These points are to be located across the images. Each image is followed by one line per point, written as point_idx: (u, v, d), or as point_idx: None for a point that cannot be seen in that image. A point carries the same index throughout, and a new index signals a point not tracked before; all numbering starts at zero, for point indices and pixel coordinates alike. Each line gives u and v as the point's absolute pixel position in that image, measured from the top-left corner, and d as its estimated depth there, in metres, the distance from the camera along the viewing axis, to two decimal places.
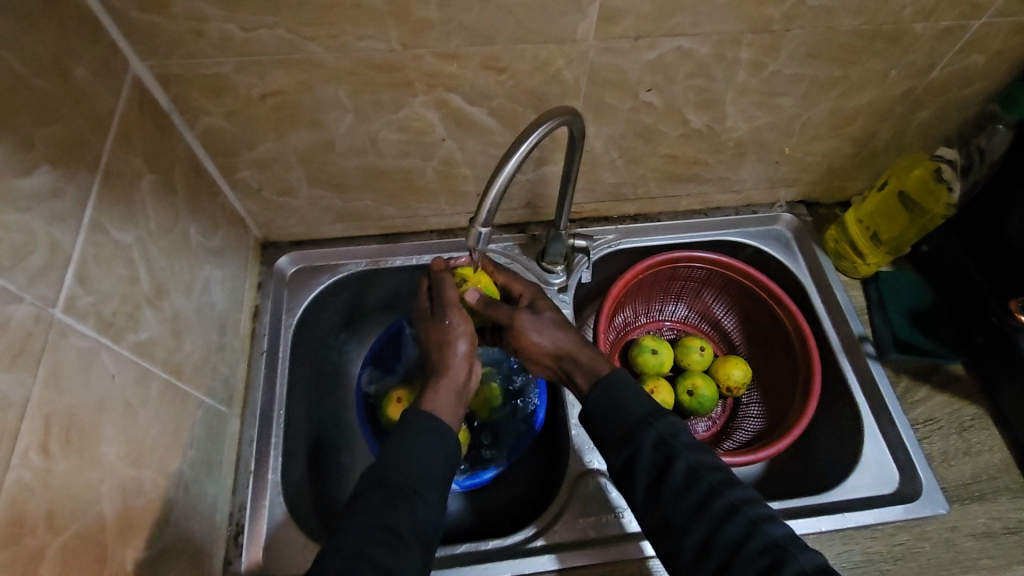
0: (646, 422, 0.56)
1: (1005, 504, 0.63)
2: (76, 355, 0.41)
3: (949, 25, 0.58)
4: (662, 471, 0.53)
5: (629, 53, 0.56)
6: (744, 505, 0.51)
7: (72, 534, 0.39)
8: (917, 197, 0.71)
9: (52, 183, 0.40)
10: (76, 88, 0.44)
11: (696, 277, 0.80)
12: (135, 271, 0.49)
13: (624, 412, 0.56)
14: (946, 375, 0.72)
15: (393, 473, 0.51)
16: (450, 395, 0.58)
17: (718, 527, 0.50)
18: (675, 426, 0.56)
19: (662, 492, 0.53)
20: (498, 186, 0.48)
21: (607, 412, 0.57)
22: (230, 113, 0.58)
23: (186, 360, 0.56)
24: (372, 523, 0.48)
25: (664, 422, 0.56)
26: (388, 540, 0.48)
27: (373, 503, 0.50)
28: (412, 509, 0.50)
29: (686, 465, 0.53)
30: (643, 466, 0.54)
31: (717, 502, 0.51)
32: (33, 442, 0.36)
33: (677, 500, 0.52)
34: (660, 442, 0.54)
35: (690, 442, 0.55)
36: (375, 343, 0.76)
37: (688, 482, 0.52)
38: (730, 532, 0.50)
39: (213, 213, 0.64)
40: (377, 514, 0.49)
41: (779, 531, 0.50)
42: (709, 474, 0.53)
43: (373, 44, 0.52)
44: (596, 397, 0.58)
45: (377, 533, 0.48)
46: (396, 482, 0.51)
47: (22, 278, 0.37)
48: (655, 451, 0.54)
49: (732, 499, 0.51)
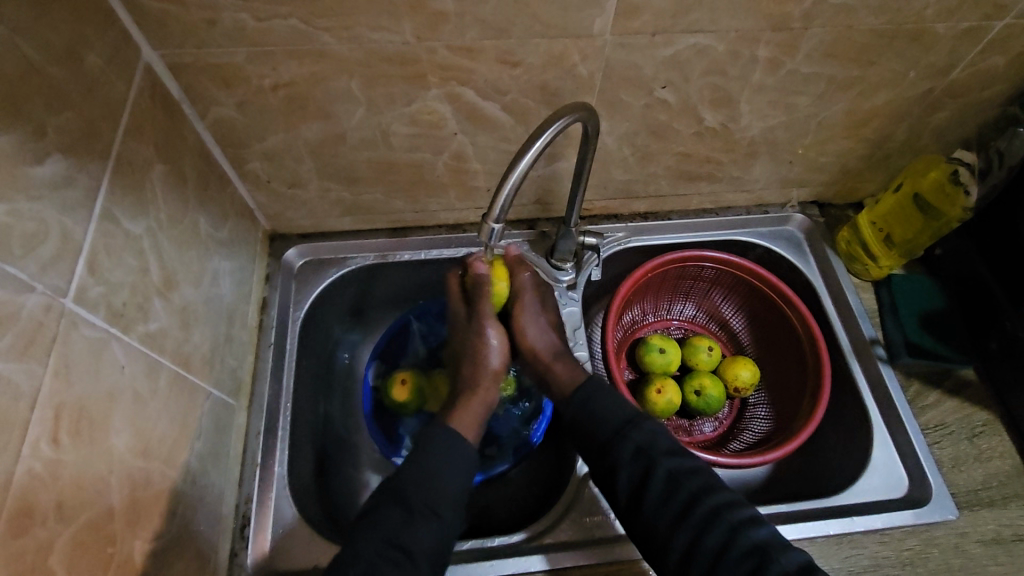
0: (622, 431, 0.56)
1: (1015, 511, 0.63)
2: (86, 346, 0.40)
3: (972, 25, 0.57)
4: (641, 481, 0.53)
5: (646, 49, 0.56)
6: (725, 510, 0.51)
7: (81, 525, 0.38)
8: (933, 201, 0.70)
9: (64, 171, 0.40)
10: (89, 76, 0.43)
11: (706, 276, 0.79)
12: (145, 262, 0.48)
13: (604, 422, 0.57)
14: (958, 380, 0.71)
15: (410, 488, 0.51)
16: (477, 410, 0.61)
17: (700, 534, 0.50)
18: (653, 433, 0.56)
19: (641, 503, 0.53)
20: (512, 182, 0.47)
21: (588, 421, 0.58)
22: (241, 104, 0.57)
23: (195, 352, 0.55)
24: (385, 539, 0.49)
25: (639, 430, 0.56)
26: (399, 559, 0.48)
27: (388, 515, 0.50)
28: (427, 530, 0.50)
29: (665, 474, 0.53)
30: (623, 476, 0.54)
31: (699, 510, 0.51)
32: (44, 433, 0.36)
33: (656, 510, 0.52)
34: (637, 451, 0.54)
35: (670, 449, 0.55)
36: (388, 334, 0.76)
37: (667, 490, 0.52)
38: (712, 538, 0.50)
39: (223, 204, 0.64)
40: (391, 530, 0.49)
41: (761, 535, 0.50)
42: (688, 481, 0.53)
43: (387, 36, 0.52)
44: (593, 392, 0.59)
45: (387, 550, 0.48)
46: (413, 499, 0.51)
47: (33, 266, 0.37)
48: (632, 462, 0.54)
49: (712, 506, 0.51)
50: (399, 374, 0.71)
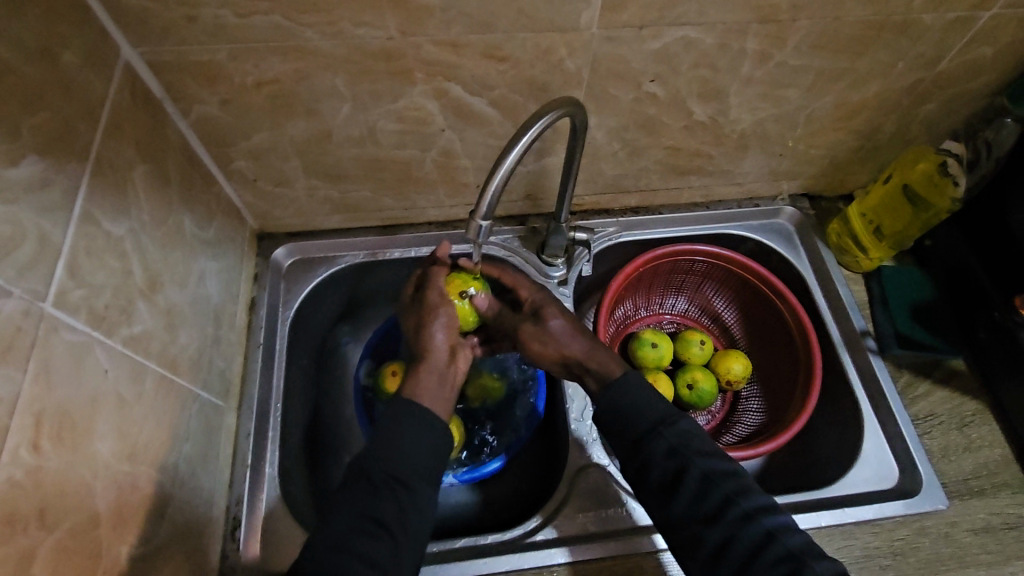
0: (656, 430, 0.55)
1: (1004, 500, 0.63)
2: (68, 351, 0.40)
3: (959, 16, 0.57)
4: (675, 479, 0.53)
5: (634, 42, 0.55)
6: (759, 514, 0.51)
7: (64, 532, 0.38)
8: (921, 192, 0.71)
9: (40, 173, 0.39)
10: (64, 75, 0.42)
11: (698, 270, 0.79)
12: (128, 264, 0.48)
13: (638, 419, 0.56)
14: (948, 371, 0.71)
15: (376, 466, 0.50)
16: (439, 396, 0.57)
17: (734, 534, 0.50)
18: (686, 434, 0.55)
19: (674, 499, 0.53)
20: (499, 178, 0.47)
21: (605, 412, 0.57)
22: (225, 102, 0.56)
23: (181, 353, 0.55)
24: (357, 513, 0.49)
25: (674, 430, 0.55)
26: (373, 530, 0.48)
27: (355, 495, 0.50)
28: (397, 501, 0.50)
29: (700, 474, 0.52)
30: (655, 471, 0.54)
31: (733, 510, 0.51)
32: (24, 440, 0.35)
33: (688, 508, 0.52)
34: (671, 450, 0.54)
35: (704, 449, 0.54)
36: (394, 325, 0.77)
37: (703, 490, 0.52)
38: (747, 538, 0.50)
39: (208, 203, 0.63)
40: (364, 504, 0.49)
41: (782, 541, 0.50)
42: (723, 483, 0.52)
43: (371, 31, 0.51)
44: (607, 401, 0.57)
45: (361, 523, 0.48)
46: (375, 472, 0.50)
47: (10, 271, 0.36)
48: (666, 459, 0.54)
49: (746, 509, 0.51)
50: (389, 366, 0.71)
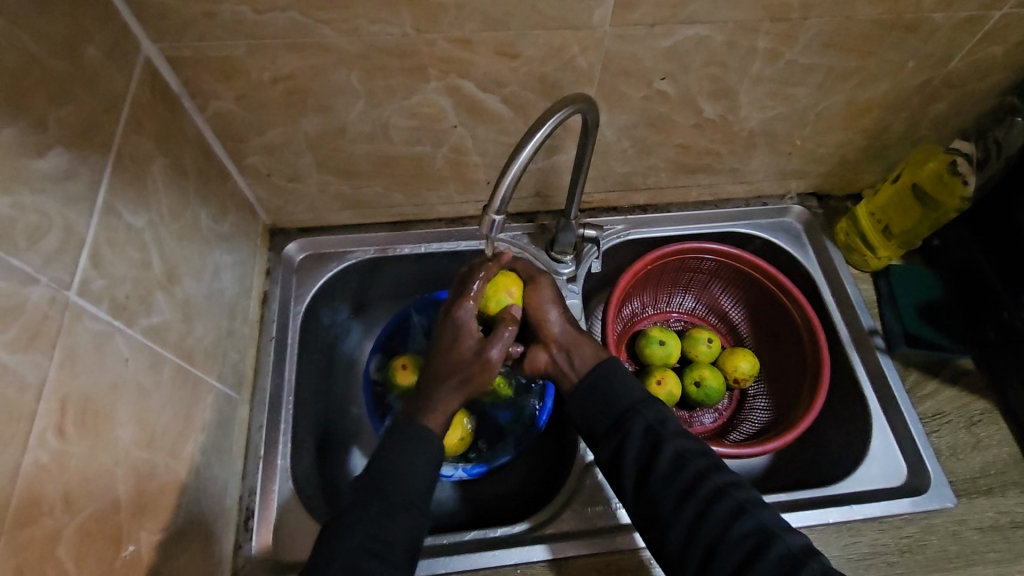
0: (636, 408, 0.57)
1: (1012, 499, 0.63)
2: (90, 339, 0.41)
3: (969, 15, 0.57)
4: (650, 457, 0.54)
5: (645, 39, 0.56)
6: (730, 489, 0.52)
7: (87, 516, 0.39)
8: (931, 191, 0.70)
9: (66, 165, 0.40)
10: (88, 68, 0.43)
11: (706, 268, 0.80)
12: (147, 255, 0.49)
13: (616, 402, 0.58)
14: (956, 370, 0.71)
15: (387, 482, 0.52)
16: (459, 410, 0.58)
17: (704, 511, 0.51)
18: (665, 414, 0.57)
19: (649, 479, 0.54)
20: (513, 173, 0.47)
21: (612, 405, 0.58)
22: (241, 97, 0.57)
23: (197, 345, 0.56)
24: (367, 534, 0.49)
25: (652, 409, 0.57)
26: (381, 552, 0.49)
27: (363, 513, 0.50)
28: (404, 523, 0.51)
29: (681, 459, 0.54)
30: (632, 452, 0.55)
31: (703, 489, 0.52)
32: (50, 425, 0.36)
33: (662, 488, 0.53)
34: (647, 429, 0.56)
35: (678, 429, 0.56)
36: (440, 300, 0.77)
37: (675, 468, 0.53)
38: (717, 517, 0.51)
39: (223, 198, 0.64)
40: (372, 524, 0.50)
41: (795, 539, 0.50)
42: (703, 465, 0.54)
43: (386, 28, 0.52)
44: (587, 385, 0.59)
45: (369, 546, 0.49)
46: (392, 493, 0.52)
47: (37, 260, 0.37)
48: (642, 439, 0.55)
49: (717, 484, 0.52)
50: (399, 360, 0.71)
